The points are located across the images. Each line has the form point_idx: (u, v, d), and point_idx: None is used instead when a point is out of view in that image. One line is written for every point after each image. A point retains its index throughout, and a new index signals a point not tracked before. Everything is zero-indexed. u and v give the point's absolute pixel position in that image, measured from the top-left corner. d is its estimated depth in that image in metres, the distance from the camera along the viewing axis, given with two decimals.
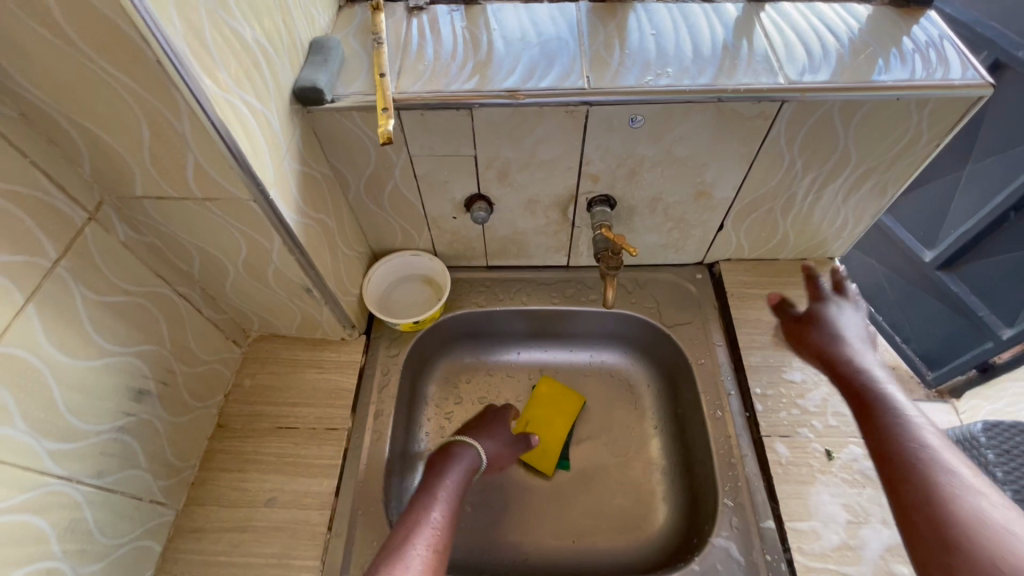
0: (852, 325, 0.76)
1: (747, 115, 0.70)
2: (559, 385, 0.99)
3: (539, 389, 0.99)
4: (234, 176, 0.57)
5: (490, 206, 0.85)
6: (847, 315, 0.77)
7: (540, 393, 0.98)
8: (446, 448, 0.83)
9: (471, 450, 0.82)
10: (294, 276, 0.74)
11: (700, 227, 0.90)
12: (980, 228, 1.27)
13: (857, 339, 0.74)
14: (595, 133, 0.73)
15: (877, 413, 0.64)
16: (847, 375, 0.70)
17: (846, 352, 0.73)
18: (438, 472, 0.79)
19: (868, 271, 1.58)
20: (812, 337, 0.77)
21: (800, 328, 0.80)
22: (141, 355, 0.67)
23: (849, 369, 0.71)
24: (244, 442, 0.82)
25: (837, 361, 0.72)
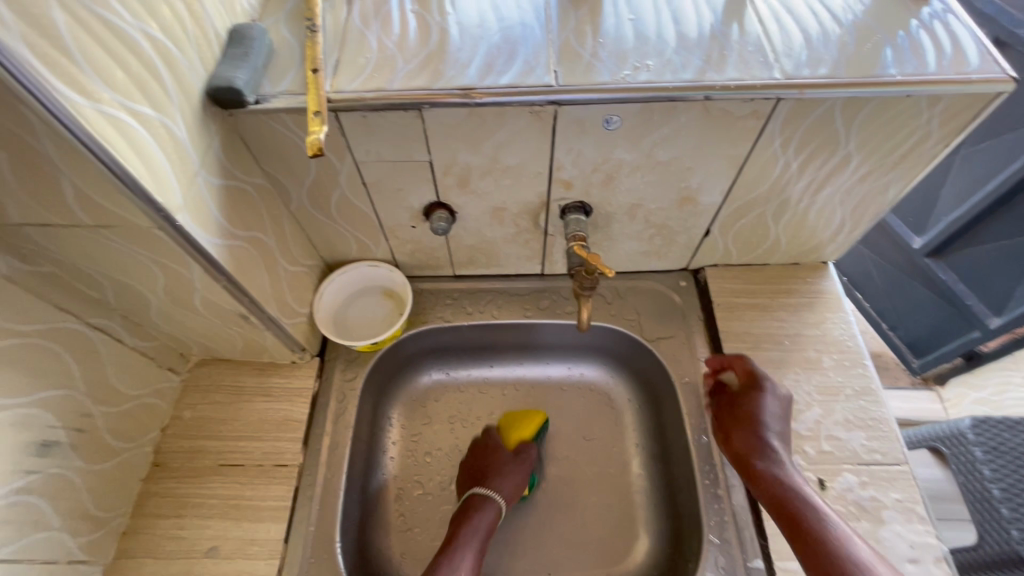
0: (772, 411, 0.73)
1: (737, 114, 0.62)
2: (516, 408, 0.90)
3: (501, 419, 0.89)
4: (125, 201, 0.47)
5: (452, 215, 0.76)
6: (765, 400, 0.73)
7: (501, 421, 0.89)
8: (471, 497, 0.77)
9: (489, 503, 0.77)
10: (225, 302, 0.65)
11: (685, 234, 0.82)
12: (963, 220, 1.16)
13: (772, 428, 0.71)
14: (565, 136, 0.64)
15: (795, 512, 0.62)
16: (765, 472, 0.67)
17: (761, 443, 0.70)
18: (465, 522, 0.75)
19: (853, 254, 1.47)
20: (727, 425, 0.74)
21: (723, 410, 0.76)
22: (43, 403, 0.58)
23: (769, 462, 0.68)
24: (183, 483, 0.74)
25: (751, 457, 0.69)
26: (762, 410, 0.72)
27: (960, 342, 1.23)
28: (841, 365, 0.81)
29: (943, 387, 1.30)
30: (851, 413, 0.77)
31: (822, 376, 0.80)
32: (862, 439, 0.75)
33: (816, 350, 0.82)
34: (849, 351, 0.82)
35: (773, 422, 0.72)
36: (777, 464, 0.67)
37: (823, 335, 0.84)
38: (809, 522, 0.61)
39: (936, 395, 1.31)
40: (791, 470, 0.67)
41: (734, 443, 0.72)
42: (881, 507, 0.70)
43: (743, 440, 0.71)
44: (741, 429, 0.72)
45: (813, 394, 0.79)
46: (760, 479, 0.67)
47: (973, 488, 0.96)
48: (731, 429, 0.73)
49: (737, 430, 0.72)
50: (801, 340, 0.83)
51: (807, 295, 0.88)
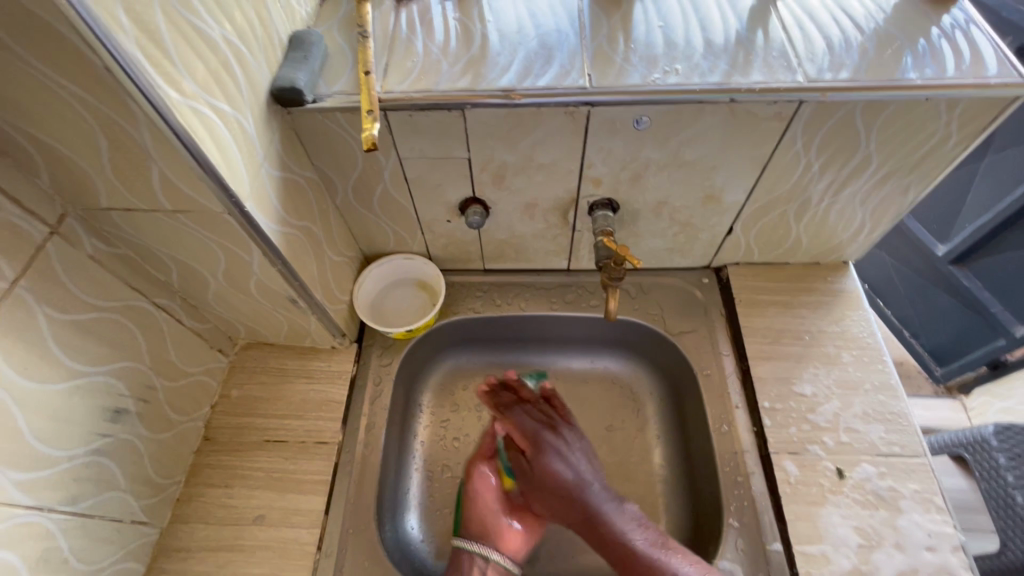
0: (562, 466, 0.80)
1: (761, 116, 0.65)
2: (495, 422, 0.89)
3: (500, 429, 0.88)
4: (203, 187, 0.52)
5: (486, 210, 0.81)
6: (551, 458, 0.81)
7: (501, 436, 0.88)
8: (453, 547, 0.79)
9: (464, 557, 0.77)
10: (278, 286, 0.70)
11: (708, 232, 0.85)
12: (989, 227, 1.17)
13: (575, 480, 0.79)
14: (597, 135, 0.68)
15: (622, 560, 0.73)
16: (595, 532, 0.76)
17: (575, 501, 0.78)
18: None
19: (872, 260, 1.47)
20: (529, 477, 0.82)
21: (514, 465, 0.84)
22: (116, 373, 0.64)
23: (581, 507, 0.78)
24: (232, 456, 0.79)
25: (574, 519, 0.78)
26: (557, 458, 0.81)
27: (986, 350, 1.23)
28: (860, 360, 0.83)
29: (967, 396, 1.29)
30: (869, 407, 0.79)
31: (842, 370, 0.82)
32: (880, 432, 0.77)
33: (836, 346, 0.85)
34: (869, 348, 0.84)
35: (562, 466, 0.80)
36: (585, 513, 0.77)
37: (843, 332, 0.86)
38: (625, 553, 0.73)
39: (961, 404, 1.29)
40: (616, 527, 0.75)
41: (547, 499, 0.80)
42: (898, 497, 0.72)
43: (557, 493, 0.79)
44: (541, 491, 0.81)
45: (833, 388, 0.81)
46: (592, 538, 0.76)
47: (997, 495, 0.97)
48: (531, 482, 0.82)
49: (535, 476, 0.82)
50: (821, 336, 0.86)
51: (828, 293, 0.90)
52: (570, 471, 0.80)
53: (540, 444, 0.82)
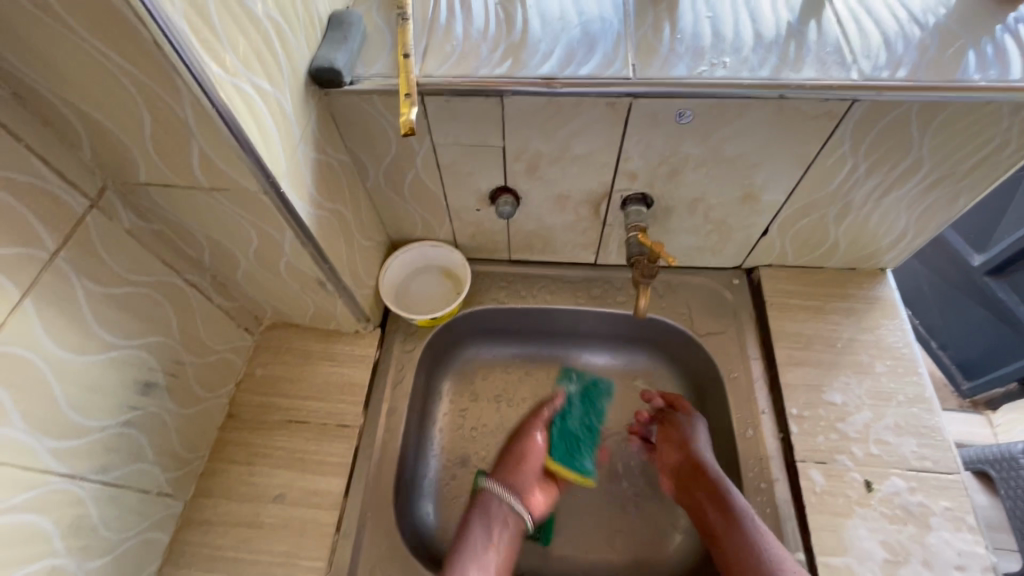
0: (700, 437, 0.79)
1: (810, 113, 0.63)
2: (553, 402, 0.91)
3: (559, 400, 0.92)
4: (242, 165, 0.52)
5: (517, 199, 0.79)
6: (693, 432, 0.80)
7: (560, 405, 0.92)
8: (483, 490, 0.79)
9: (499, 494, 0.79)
10: (308, 268, 0.70)
11: (742, 231, 0.83)
12: None
13: (708, 454, 0.77)
14: (637, 128, 0.66)
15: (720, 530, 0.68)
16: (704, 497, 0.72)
17: (704, 475, 0.74)
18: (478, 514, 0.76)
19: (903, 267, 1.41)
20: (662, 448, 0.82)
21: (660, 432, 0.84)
22: (148, 347, 0.65)
23: (703, 480, 0.74)
24: (255, 433, 0.80)
25: (700, 488, 0.74)
26: (693, 437, 0.79)
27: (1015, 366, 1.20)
28: (895, 371, 0.81)
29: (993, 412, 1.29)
30: (902, 419, 0.77)
31: (874, 380, 0.80)
32: (912, 445, 0.75)
33: (869, 355, 0.82)
34: (904, 358, 0.82)
35: (700, 444, 0.78)
36: (708, 487, 0.72)
37: (877, 341, 0.84)
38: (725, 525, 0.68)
39: (987, 420, 1.29)
40: (739, 506, 0.69)
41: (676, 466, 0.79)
42: (928, 513, 0.70)
43: (677, 464, 0.78)
44: (672, 449, 0.80)
45: (864, 398, 0.79)
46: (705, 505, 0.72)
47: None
48: (663, 452, 0.82)
49: (672, 457, 0.80)
50: (854, 344, 0.83)
51: (863, 300, 0.88)
52: (706, 456, 0.76)
53: (692, 430, 0.80)
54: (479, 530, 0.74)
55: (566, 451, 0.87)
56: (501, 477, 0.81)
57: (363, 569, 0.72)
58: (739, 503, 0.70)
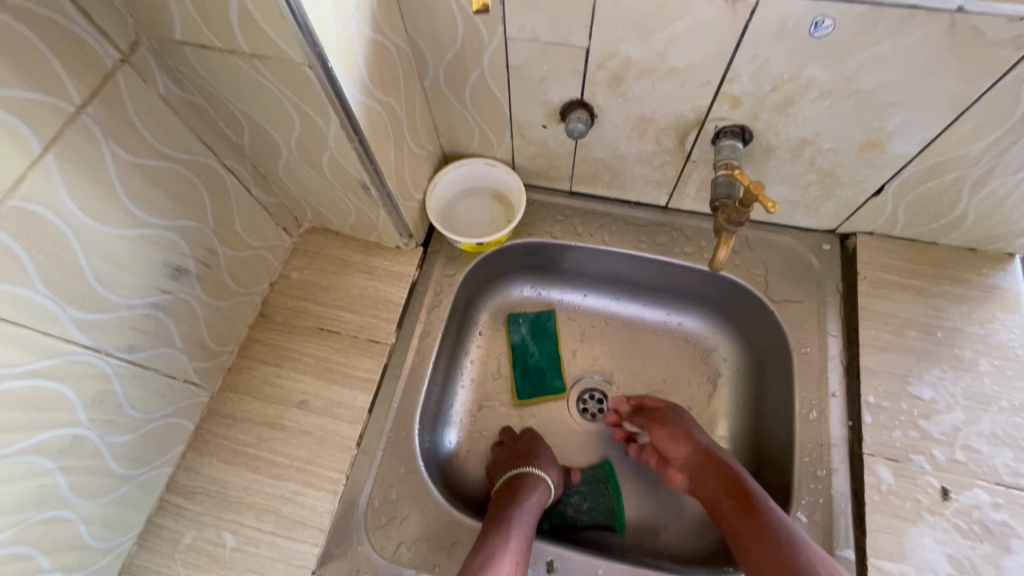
0: (699, 430, 0.76)
1: (991, 37, 0.49)
2: (557, 330, 0.91)
3: (558, 328, 0.91)
4: (285, 26, 0.44)
5: (591, 117, 0.69)
6: (696, 428, 0.76)
7: (556, 330, 0.90)
8: (520, 476, 0.73)
9: (536, 484, 0.73)
10: (351, 167, 0.63)
11: (850, 188, 0.71)
12: None
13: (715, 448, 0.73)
14: (756, 37, 0.54)
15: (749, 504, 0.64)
16: (720, 481, 0.68)
17: (720, 465, 0.70)
18: (519, 499, 0.70)
19: None
20: (661, 445, 0.76)
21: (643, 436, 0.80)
22: (180, 230, 0.61)
23: (717, 469, 0.70)
24: (285, 337, 0.78)
25: (708, 481, 0.70)
26: (698, 431, 0.76)
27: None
28: (1002, 373, 0.69)
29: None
30: (1000, 428, 0.66)
31: (974, 380, 0.69)
32: (1007, 459, 0.65)
33: (973, 350, 0.71)
34: (1016, 360, 0.70)
35: (700, 435, 0.75)
36: (729, 482, 0.68)
37: (986, 335, 0.72)
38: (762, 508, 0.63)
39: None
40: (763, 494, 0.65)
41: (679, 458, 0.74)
42: (1011, 535, 0.62)
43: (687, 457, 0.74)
44: (672, 444, 0.75)
45: (958, 398, 0.68)
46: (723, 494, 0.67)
47: None
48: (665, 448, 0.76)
49: (676, 454, 0.75)
50: (956, 336, 0.72)
51: (978, 287, 0.75)
52: (708, 443, 0.74)
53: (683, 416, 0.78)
54: (526, 520, 0.68)
55: (557, 367, 0.89)
56: (535, 467, 0.75)
57: (380, 487, 0.70)
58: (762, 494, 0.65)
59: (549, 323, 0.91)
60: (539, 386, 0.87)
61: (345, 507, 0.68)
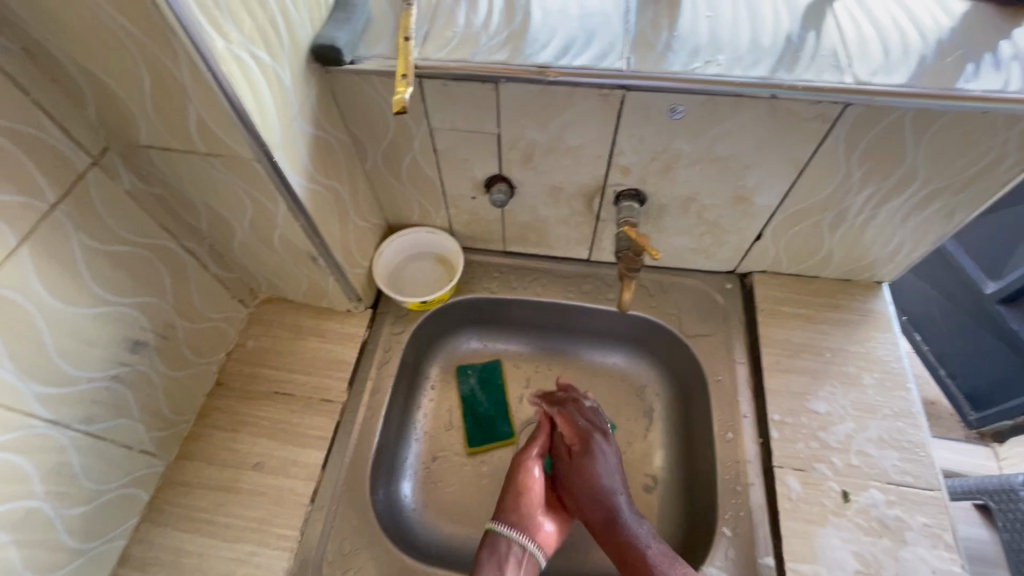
0: (604, 464, 0.77)
1: (803, 115, 0.63)
2: (504, 378, 0.98)
3: (505, 376, 0.98)
4: (235, 130, 0.53)
5: (512, 189, 0.80)
6: (591, 465, 0.77)
7: (503, 379, 0.97)
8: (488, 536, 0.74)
9: (503, 535, 0.73)
10: (299, 242, 0.72)
11: (735, 235, 0.83)
12: None
13: (614, 490, 0.75)
14: (629, 121, 0.67)
15: (626, 551, 0.69)
16: (609, 525, 0.73)
17: (604, 503, 0.74)
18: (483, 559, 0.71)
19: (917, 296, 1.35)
20: (575, 475, 0.78)
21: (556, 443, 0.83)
22: (140, 307, 0.67)
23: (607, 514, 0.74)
24: (241, 402, 0.82)
25: (591, 516, 0.74)
26: (592, 469, 0.77)
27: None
28: (883, 384, 0.80)
29: (1001, 443, 1.25)
30: (886, 432, 0.76)
31: (860, 393, 0.79)
32: (894, 459, 0.74)
33: (857, 367, 0.81)
34: (893, 372, 0.81)
35: (602, 465, 0.77)
36: (602, 520, 0.73)
37: (867, 353, 0.83)
38: (636, 557, 0.68)
39: (993, 451, 1.26)
40: (641, 535, 0.70)
41: (574, 488, 0.77)
42: (905, 528, 0.69)
43: (586, 492, 0.75)
44: (575, 479, 0.77)
45: (849, 409, 0.78)
46: (612, 534, 0.72)
47: None
48: (573, 476, 0.78)
49: (575, 488, 0.77)
50: (843, 355, 0.83)
51: (857, 312, 0.87)
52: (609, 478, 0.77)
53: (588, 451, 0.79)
54: None
55: (505, 413, 0.95)
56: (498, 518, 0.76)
57: (334, 541, 0.73)
58: (641, 533, 0.71)
59: (496, 372, 0.98)
60: (490, 433, 0.93)
61: (300, 564, 0.71)
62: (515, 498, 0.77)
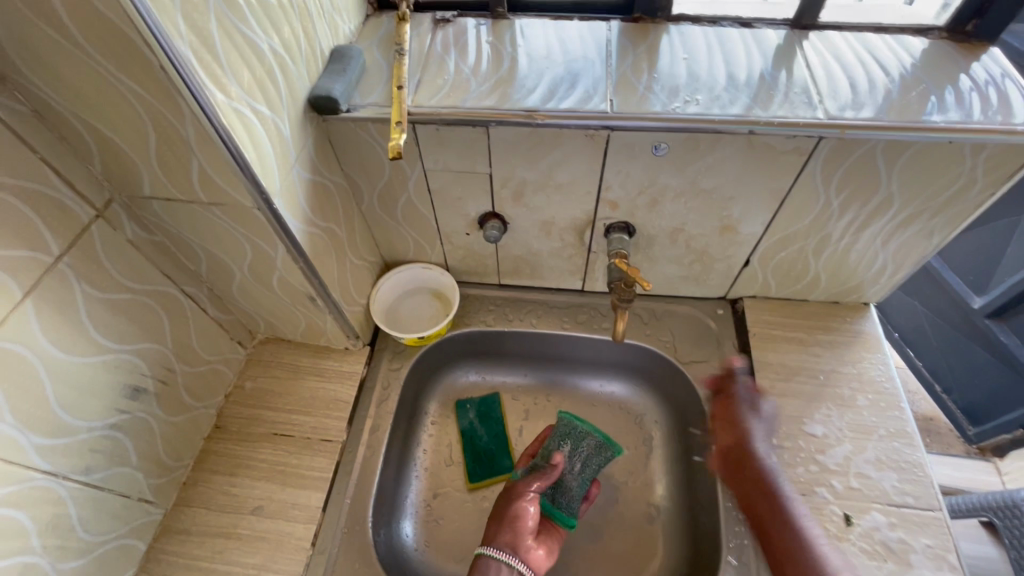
0: (761, 423, 0.78)
1: (781, 149, 0.66)
2: (503, 410, 0.98)
3: (503, 409, 0.98)
4: (236, 180, 0.55)
5: (504, 225, 0.83)
6: (750, 424, 0.77)
7: (502, 412, 0.97)
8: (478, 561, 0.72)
9: (494, 561, 0.71)
10: (298, 283, 0.73)
11: (724, 262, 0.85)
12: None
13: (761, 445, 0.75)
14: (615, 159, 0.70)
15: (756, 502, 0.71)
16: (750, 472, 0.73)
17: (767, 472, 0.72)
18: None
19: (907, 312, 1.37)
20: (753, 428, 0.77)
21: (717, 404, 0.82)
22: (141, 354, 0.67)
23: (743, 463, 0.74)
24: (240, 445, 0.81)
25: (739, 486, 0.74)
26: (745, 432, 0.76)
27: (1020, 412, 1.14)
28: (876, 405, 0.81)
29: (1002, 459, 1.21)
30: (883, 453, 0.76)
31: (855, 414, 0.80)
32: (893, 481, 0.74)
33: (850, 388, 0.83)
34: (885, 393, 0.82)
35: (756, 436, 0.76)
36: (758, 480, 0.72)
37: (859, 374, 0.84)
38: (764, 507, 0.70)
39: (994, 466, 1.21)
40: (783, 487, 0.72)
41: (722, 432, 0.78)
42: (909, 550, 0.69)
43: (727, 445, 0.77)
44: (724, 430, 0.78)
45: (845, 431, 0.79)
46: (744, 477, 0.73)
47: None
48: (726, 431, 0.78)
49: (724, 439, 0.78)
50: (836, 377, 0.84)
51: (846, 334, 0.88)
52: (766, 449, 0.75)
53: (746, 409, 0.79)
54: None
55: (505, 447, 0.95)
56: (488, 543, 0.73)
57: None
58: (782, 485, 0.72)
59: (495, 405, 0.98)
60: (489, 467, 0.93)
61: None
62: (507, 523, 0.75)
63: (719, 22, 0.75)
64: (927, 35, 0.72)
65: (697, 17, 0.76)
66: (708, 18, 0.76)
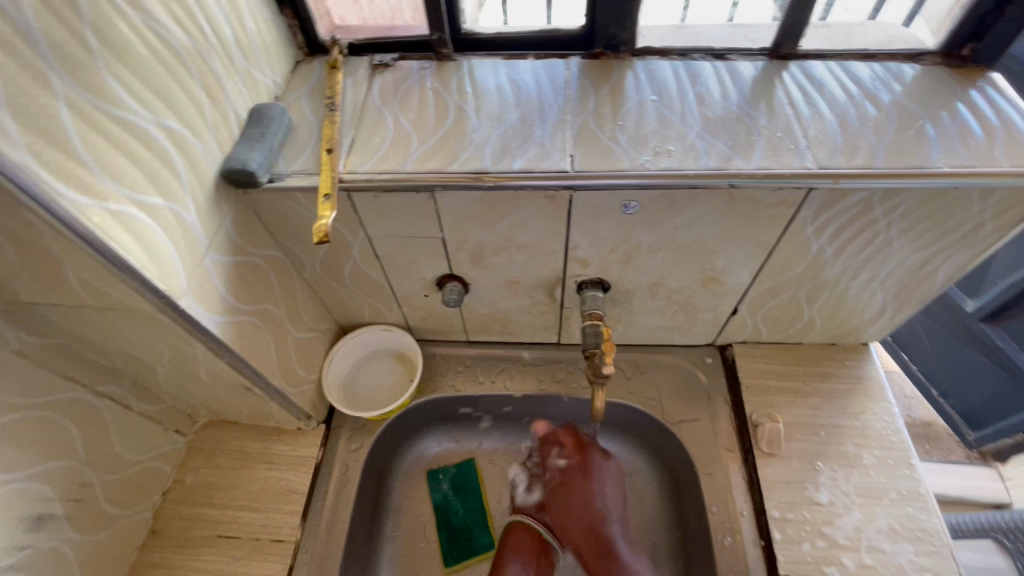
0: None
1: (765, 202, 0.58)
2: (480, 479, 0.88)
3: (480, 478, 0.88)
4: (127, 289, 0.46)
5: (465, 286, 0.74)
6: None
7: (478, 481, 0.88)
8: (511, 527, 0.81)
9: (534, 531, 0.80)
10: (229, 375, 0.64)
11: (710, 312, 0.78)
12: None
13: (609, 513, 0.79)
14: (581, 218, 0.61)
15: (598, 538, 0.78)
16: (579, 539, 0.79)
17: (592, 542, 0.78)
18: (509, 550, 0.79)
19: None
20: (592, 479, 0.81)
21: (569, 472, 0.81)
22: (41, 478, 0.58)
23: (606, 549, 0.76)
24: (179, 553, 0.72)
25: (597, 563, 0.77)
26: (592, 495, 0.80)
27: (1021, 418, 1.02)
28: (885, 464, 0.74)
29: (1004, 464, 1.10)
30: (896, 521, 0.70)
31: (863, 475, 0.73)
32: (909, 554, 0.67)
33: (854, 445, 0.75)
34: (893, 448, 0.75)
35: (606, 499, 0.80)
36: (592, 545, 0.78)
37: (863, 428, 0.77)
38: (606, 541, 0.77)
39: (997, 473, 1.11)
40: None
41: (569, 529, 0.80)
42: None
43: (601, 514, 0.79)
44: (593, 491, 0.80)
45: (853, 496, 0.72)
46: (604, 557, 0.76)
47: None
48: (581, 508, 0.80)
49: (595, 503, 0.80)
50: (839, 432, 0.77)
51: (846, 380, 0.81)
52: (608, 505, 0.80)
53: None
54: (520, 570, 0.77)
55: (483, 521, 0.85)
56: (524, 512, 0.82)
57: None
58: None
59: (471, 473, 0.88)
60: (466, 546, 0.84)
61: None
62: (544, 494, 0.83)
63: (690, 55, 0.68)
64: (919, 60, 0.65)
65: (664, 50, 0.68)
66: (677, 50, 0.68)
